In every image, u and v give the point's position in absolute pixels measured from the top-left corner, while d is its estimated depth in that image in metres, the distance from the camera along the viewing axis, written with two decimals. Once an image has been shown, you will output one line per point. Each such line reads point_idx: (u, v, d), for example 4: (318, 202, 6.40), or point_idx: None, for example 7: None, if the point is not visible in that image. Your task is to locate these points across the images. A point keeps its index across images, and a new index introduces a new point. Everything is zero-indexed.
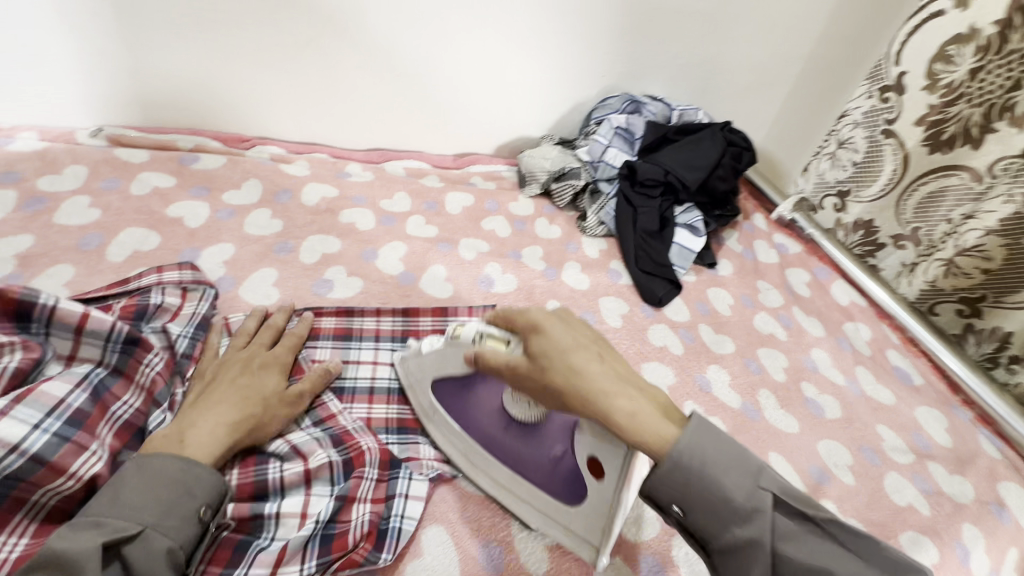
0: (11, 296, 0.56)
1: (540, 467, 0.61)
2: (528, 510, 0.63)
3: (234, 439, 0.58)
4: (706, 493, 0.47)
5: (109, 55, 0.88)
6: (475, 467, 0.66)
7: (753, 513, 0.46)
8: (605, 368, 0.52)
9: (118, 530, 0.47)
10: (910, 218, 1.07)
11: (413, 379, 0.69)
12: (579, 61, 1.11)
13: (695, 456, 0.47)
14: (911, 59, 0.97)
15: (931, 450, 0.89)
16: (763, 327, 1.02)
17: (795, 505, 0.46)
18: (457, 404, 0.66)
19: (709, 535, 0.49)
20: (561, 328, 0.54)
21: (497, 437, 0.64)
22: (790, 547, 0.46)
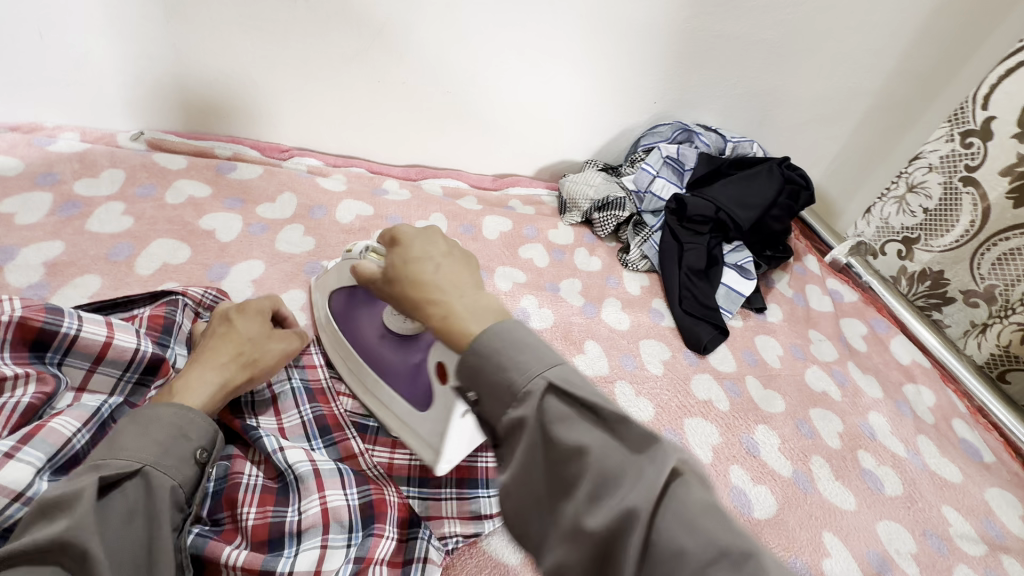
0: (32, 324, 0.53)
1: (400, 378, 0.63)
2: (393, 419, 0.64)
3: (224, 378, 0.55)
4: (488, 370, 0.41)
5: (157, 60, 0.87)
6: (354, 378, 0.68)
7: (524, 394, 0.39)
8: (451, 267, 0.49)
9: (116, 466, 0.43)
10: (985, 274, 0.98)
11: (319, 298, 0.72)
12: (631, 87, 1.06)
13: (491, 344, 0.41)
14: (1000, 104, 0.87)
15: (1004, 541, 0.80)
16: (815, 383, 0.94)
17: (571, 389, 0.39)
18: (345, 318, 0.68)
19: (495, 425, 0.41)
20: (425, 241, 0.51)
21: (371, 348, 0.65)
22: (556, 431, 0.37)
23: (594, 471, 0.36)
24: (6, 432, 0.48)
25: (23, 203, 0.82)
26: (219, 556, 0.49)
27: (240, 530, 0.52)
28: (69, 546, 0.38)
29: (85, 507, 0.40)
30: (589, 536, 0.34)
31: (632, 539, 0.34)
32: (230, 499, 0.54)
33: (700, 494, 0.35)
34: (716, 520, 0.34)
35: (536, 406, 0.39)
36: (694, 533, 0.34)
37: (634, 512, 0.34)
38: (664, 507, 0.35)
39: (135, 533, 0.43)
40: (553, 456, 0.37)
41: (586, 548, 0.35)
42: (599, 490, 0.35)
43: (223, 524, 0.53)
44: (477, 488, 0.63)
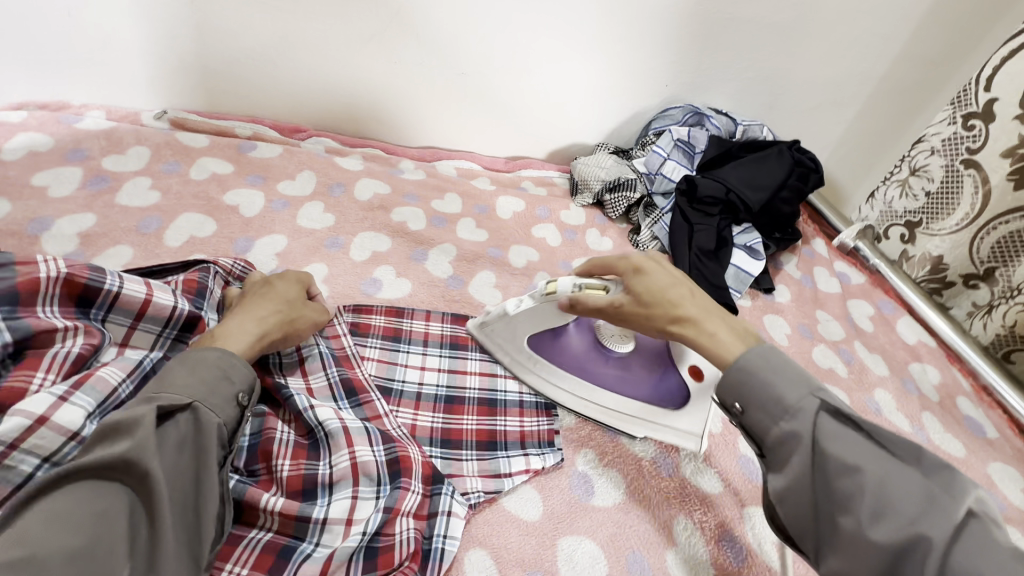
0: (77, 280, 0.56)
1: (641, 388, 0.68)
2: (636, 426, 0.69)
3: (263, 329, 0.58)
4: (758, 390, 0.49)
5: (180, 39, 0.88)
6: (588, 402, 0.70)
7: (798, 410, 0.47)
8: (693, 288, 0.57)
9: (170, 399, 0.46)
10: (986, 258, 0.99)
11: (500, 338, 0.72)
12: (644, 69, 1.07)
13: (760, 366, 0.50)
14: (1001, 86, 0.88)
15: (1006, 512, 0.82)
16: (822, 360, 0.96)
17: (845, 414, 0.47)
18: (549, 350, 0.70)
19: (761, 435, 0.49)
20: (661, 268, 0.58)
21: (596, 369, 0.69)
22: (831, 450, 0.45)
23: (872, 491, 0.43)
24: (59, 377, 0.51)
25: (54, 177, 0.85)
26: (258, 502, 0.53)
27: (276, 480, 0.56)
28: (132, 465, 0.42)
29: (144, 433, 0.43)
30: (874, 546, 0.41)
31: (921, 559, 0.40)
32: (266, 452, 0.57)
33: (993, 533, 0.39)
34: (1018, 560, 0.38)
35: (813, 426, 0.46)
36: (995, 568, 0.37)
37: (923, 536, 0.40)
38: (954, 535, 0.39)
39: (187, 463, 0.46)
40: (827, 473, 0.45)
41: (870, 557, 0.41)
42: (880, 509, 0.42)
43: (258, 474, 0.56)
44: (496, 449, 0.66)
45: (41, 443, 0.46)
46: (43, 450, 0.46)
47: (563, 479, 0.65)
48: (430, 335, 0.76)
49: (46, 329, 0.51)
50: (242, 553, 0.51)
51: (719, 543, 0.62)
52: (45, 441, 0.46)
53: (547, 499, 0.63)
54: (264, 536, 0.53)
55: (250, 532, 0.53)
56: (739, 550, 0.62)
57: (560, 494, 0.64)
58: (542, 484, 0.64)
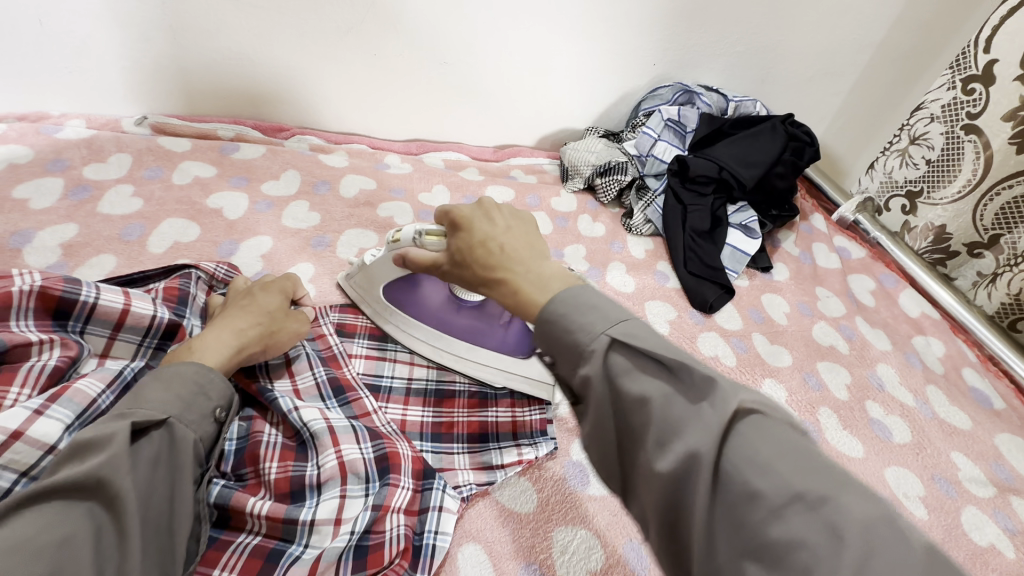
0: (52, 293, 0.56)
1: (494, 336, 0.68)
2: (493, 375, 0.69)
3: (240, 344, 0.58)
4: (557, 333, 0.43)
5: (152, 42, 0.87)
6: (446, 354, 0.70)
7: (589, 351, 0.41)
8: (511, 241, 0.51)
9: (145, 415, 0.47)
10: (989, 225, 0.97)
11: (362, 291, 0.74)
12: (630, 49, 1.04)
13: (558, 307, 0.44)
14: (1001, 45, 0.85)
15: (1013, 483, 0.80)
16: (823, 338, 0.94)
17: (634, 343, 0.40)
18: (406, 300, 0.71)
19: (567, 382, 0.43)
20: (482, 220, 0.54)
21: (450, 318, 0.69)
22: (622, 384, 0.39)
23: (657, 420, 0.37)
24: (35, 391, 0.51)
25: (36, 189, 0.84)
26: (245, 506, 0.53)
27: (263, 484, 0.56)
28: (105, 483, 0.41)
29: (119, 449, 0.43)
30: (659, 480, 0.35)
31: (698, 483, 0.34)
32: (253, 455, 0.57)
33: (771, 438, 0.35)
34: (797, 463, 0.33)
35: (602, 363, 0.40)
36: (769, 477, 0.33)
37: (698, 457, 0.34)
38: (729, 450, 0.35)
39: (160, 480, 0.46)
40: (620, 410, 0.39)
41: (657, 492, 0.36)
42: (665, 437, 0.36)
43: (246, 478, 0.57)
44: (487, 442, 0.66)
45: (16, 458, 0.45)
46: (20, 465, 0.46)
47: (558, 469, 0.65)
48: None
49: (21, 343, 0.52)
50: (229, 558, 0.51)
51: None
52: (21, 456, 0.46)
53: (542, 489, 0.62)
54: (253, 540, 0.53)
55: (238, 537, 0.53)
56: None
57: (554, 484, 0.63)
58: (536, 476, 0.64)
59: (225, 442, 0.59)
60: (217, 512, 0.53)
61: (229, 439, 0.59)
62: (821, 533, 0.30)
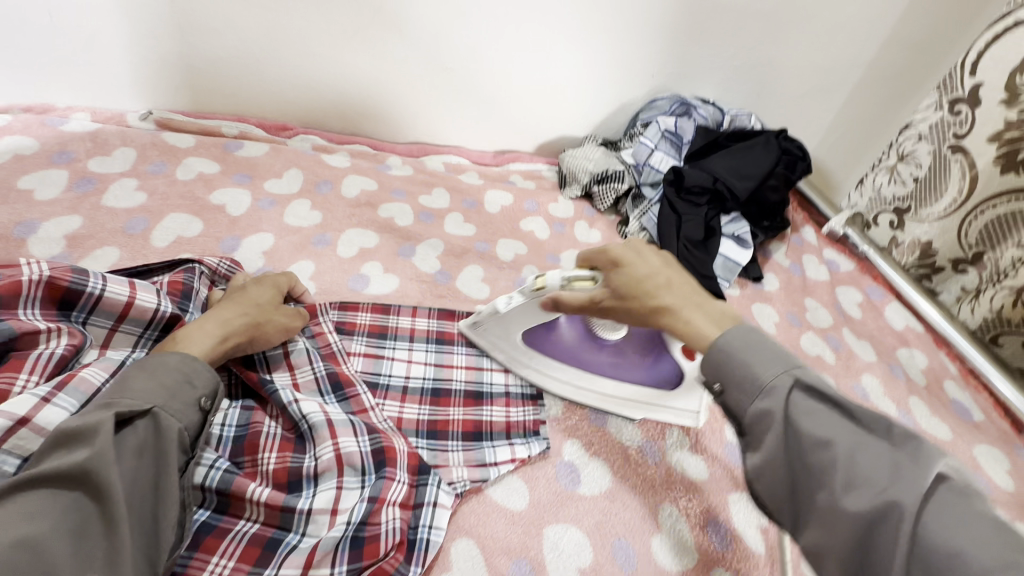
0: (60, 284, 0.57)
1: (637, 368, 0.71)
2: (635, 409, 0.71)
3: (224, 334, 0.59)
4: (733, 367, 0.46)
5: (161, 38, 0.88)
6: (586, 390, 0.72)
7: (773, 387, 0.44)
8: (675, 276, 0.56)
9: (129, 405, 0.47)
10: (973, 242, 0.99)
11: (492, 335, 0.73)
12: (630, 60, 1.07)
13: (735, 344, 0.47)
14: (989, 70, 0.89)
15: (991, 493, 0.83)
16: (811, 348, 0.97)
17: (819, 387, 0.43)
18: (545, 343, 0.72)
19: (736, 413, 0.46)
20: (640, 258, 0.58)
21: (589, 357, 0.72)
22: (804, 424, 0.42)
23: (843, 463, 0.40)
24: (42, 378, 0.52)
25: (40, 180, 0.85)
26: (245, 492, 0.54)
27: (262, 472, 0.57)
28: (90, 474, 0.43)
29: (103, 440, 0.44)
30: (849, 518, 0.38)
31: (896, 528, 0.36)
32: (252, 444, 0.58)
33: (973, 502, 0.36)
34: (993, 525, 0.35)
35: (784, 400, 0.43)
36: (974, 540, 0.34)
37: (897, 503, 0.37)
38: (929, 508, 0.36)
39: (145, 468, 0.47)
40: (801, 447, 0.42)
41: (848, 531, 0.38)
42: (854, 480, 0.39)
43: (243, 466, 0.58)
44: (481, 440, 0.67)
45: (21, 444, 0.46)
46: (23, 450, 0.47)
47: (551, 468, 0.66)
48: (416, 330, 0.77)
49: (29, 331, 0.53)
50: (228, 545, 0.52)
51: (703, 527, 0.63)
52: (26, 441, 0.47)
53: (534, 488, 0.64)
54: (251, 528, 0.54)
55: (237, 524, 0.54)
56: (724, 535, 0.63)
57: (546, 483, 0.65)
58: (529, 474, 0.65)
59: (223, 428, 0.60)
60: (217, 498, 0.54)
61: (228, 426, 0.60)
62: None
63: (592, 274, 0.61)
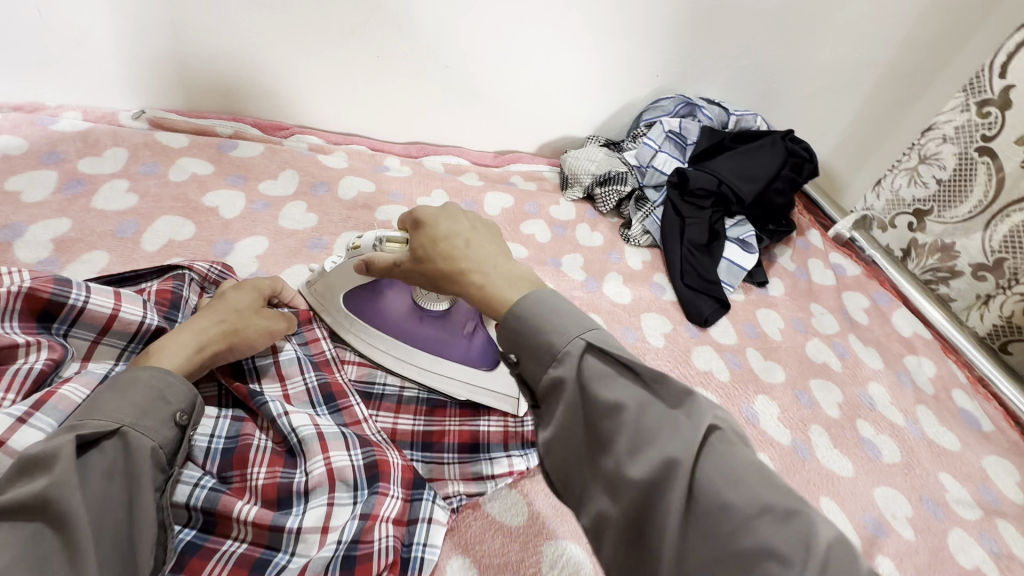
0: (40, 294, 0.55)
1: (456, 344, 0.67)
2: (456, 386, 0.68)
3: (200, 343, 0.57)
4: (526, 332, 0.43)
5: (154, 35, 0.86)
6: (406, 363, 0.69)
7: (563, 352, 0.41)
8: (477, 238, 0.53)
9: (95, 426, 0.46)
10: (996, 248, 0.96)
11: (321, 297, 0.71)
12: (634, 60, 1.04)
13: (534, 305, 0.44)
14: (1018, 72, 0.86)
15: (1000, 506, 0.81)
16: (816, 355, 0.95)
17: (605, 347, 0.41)
18: (371, 310, 0.69)
19: (530, 384, 0.43)
20: (448, 219, 0.55)
21: (414, 329, 0.68)
22: (595, 389, 0.39)
23: (629, 427, 0.37)
24: (19, 396, 0.50)
25: (29, 181, 0.83)
26: (232, 511, 0.52)
27: (250, 488, 0.55)
28: (50, 502, 0.41)
29: (65, 464, 0.43)
30: (632, 485, 0.36)
31: (672, 490, 0.35)
32: (242, 458, 0.57)
33: (740, 454, 0.36)
34: (758, 476, 0.35)
35: (574, 364, 0.41)
36: (740, 490, 0.34)
37: (674, 462, 0.35)
38: (706, 463, 0.35)
39: (115, 492, 0.46)
40: (591, 413, 0.39)
41: (630, 500, 0.36)
42: (637, 443, 0.37)
43: (231, 481, 0.56)
44: (477, 452, 0.65)
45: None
46: None
47: (550, 482, 0.64)
48: None
49: (8, 345, 0.51)
50: (214, 566, 0.50)
51: None
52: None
53: (533, 502, 0.62)
54: (239, 548, 0.52)
55: (224, 543, 0.52)
56: None
57: (545, 497, 0.63)
58: (527, 488, 0.63)
59: (212, 441, 0.58)
60: (203, 517, 0.52)
61: (216, 438, 0.58)
62: (796, 547, 0.31)
63: (406, 236, 0.59)
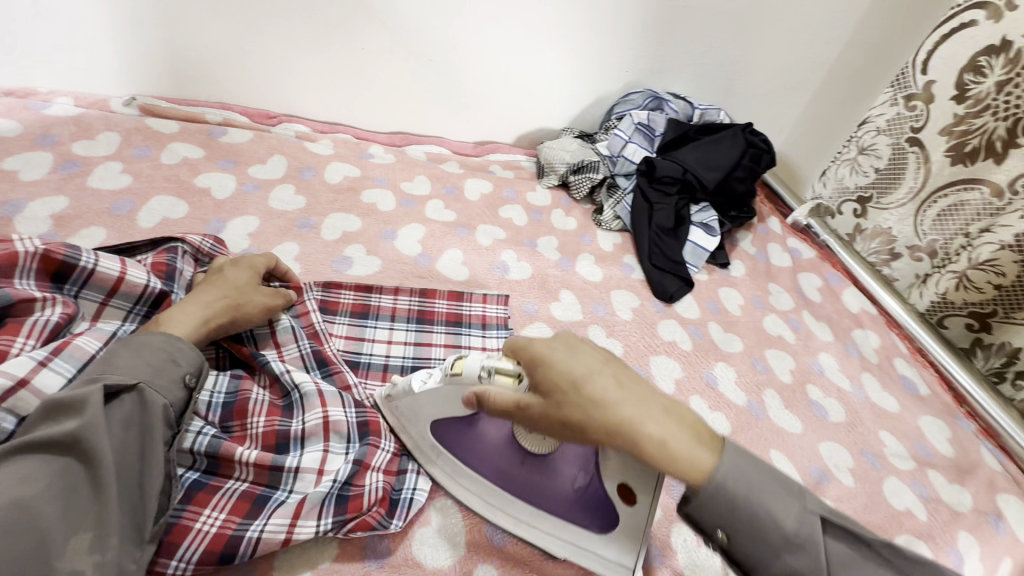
0: (55, 256, 0.60)
1: (564, 498, 0.60)
2: (560, 545, 0.60)
3: (206, 317, 0.62)
4: (746, 517, 0.46)
5: (147, 25, 0.90)
6: (501, 513, 0.61)
7: (799, 539, 0.45)
8: (624, 386, 0.50)
9: (115, 380, 0.50)
10: (928, 230, 1.05)
11: (404, 423, 0.64)
12: (605, 56, 1.11)
13: (736, 482, 0.46)
14: (938, 68, 0.96)
15: (932, 458, 0.90)
16: (773, 328, 1.03)
17: (838, 525, 0.46)
18: (463, 444, 0.61)
19: (755, 564, 0.47)
20: (571, 356, 0.51)
21: (518, 472, 0.61)
22: (844, 574, 0.45)
23: None
24: (38, 343, 0.54)
25: (24, 161, 0.86)
26: (234, 454, 0.57)
27: (250, 436, 0.60)
28: (80, 441, 0.46)
29: (94, 410, 0.47)
30: None
31: None
32: (241, 410, 0.61)
33: None
34: None
35: (816, 552, 0.45)
36: None
37: None
38: None
39: (132, 440, 0.50)
40: None
41: None
42: None
43: (232, 431, 0.61)
44: None
45: (19, 404, 0.49)
46: (21, 410, 0.49)
47: None
48: (397, 310, 0.81)
49: (25, 298, 0.56)
50: (219, 500, 0.55)
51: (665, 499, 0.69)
52: (23, 402, 0.49)
53: None
54: (241, 486, 0.57)
55: (227, 482, 0.57)
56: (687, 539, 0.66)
57: None
58: None
59: (212, 395, 0.62)
60: (207, 460, 0.57)
61: (217, 393, 0.63)
62: None
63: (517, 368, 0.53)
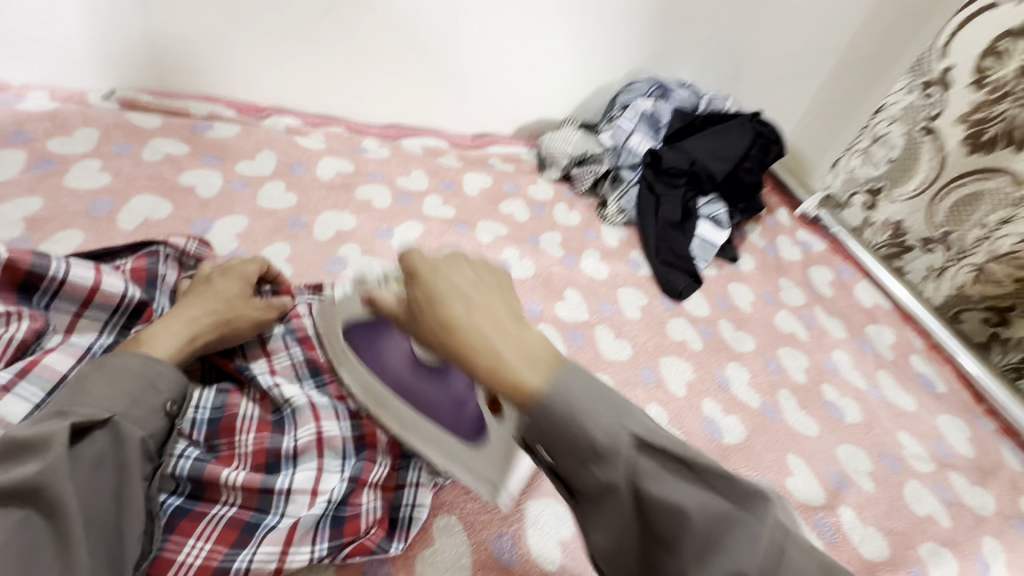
0: (21, 266, 0.56)
1: (447, 411, 0.54)
2: (437, 454, 0.56)
3: (190, 334, 0.58)
4: (565, 431, 0.38)
5: (123, 13, 0.85)
6: (385, 409, 0.57)
7: (614, 455, 0.38)
8: (489, 301, 0.45)
9: (86, 414, 0.46)
10: (942, 222, 1.02)
11: (326, 324, 0.61)
12: (608, 42, 1.06)
13: (563, 397, 0.39)
14: (960, 53, 0.90)
15: (952, 459, 0.87)
16: (784, 325, 0.99)
17: (659, 444, 0.38)
18: (366, 346, 0.57)
19: (573, 481, 0.39)
20: (446, 274, 0.45)
21: (419, 387, 0.55)
22: (651, 488, 0.37)
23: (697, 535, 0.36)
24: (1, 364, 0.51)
25: None
26: (220, 477, 0.53)
27: (239, 455, 0.56)
28: (43, 488, 0.40)
29: (59, 451, 0.42)
30: None
31: None
32: (229, 427, 0.58)
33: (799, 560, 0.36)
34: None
35: (627, 469, 0.37)
36: None
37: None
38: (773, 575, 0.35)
39: (105, 480, 0.45)
40: (646, 518, 0.37)
41: None
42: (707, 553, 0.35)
43: (219, 450, 0.57)
44: None
45: None
46: None
47: None
48: None
49: None
50: (205, 528, 0.51)
51: None
52: None
53: None
54: (228, 511, 0.53)
55: (214, 507, 0.53)
56: None
57: None
58: None
59: (197, 412, 0.59)
60: (191, 484, 0.53)
61: (202, 409, 0.59)
62: None
63: None
